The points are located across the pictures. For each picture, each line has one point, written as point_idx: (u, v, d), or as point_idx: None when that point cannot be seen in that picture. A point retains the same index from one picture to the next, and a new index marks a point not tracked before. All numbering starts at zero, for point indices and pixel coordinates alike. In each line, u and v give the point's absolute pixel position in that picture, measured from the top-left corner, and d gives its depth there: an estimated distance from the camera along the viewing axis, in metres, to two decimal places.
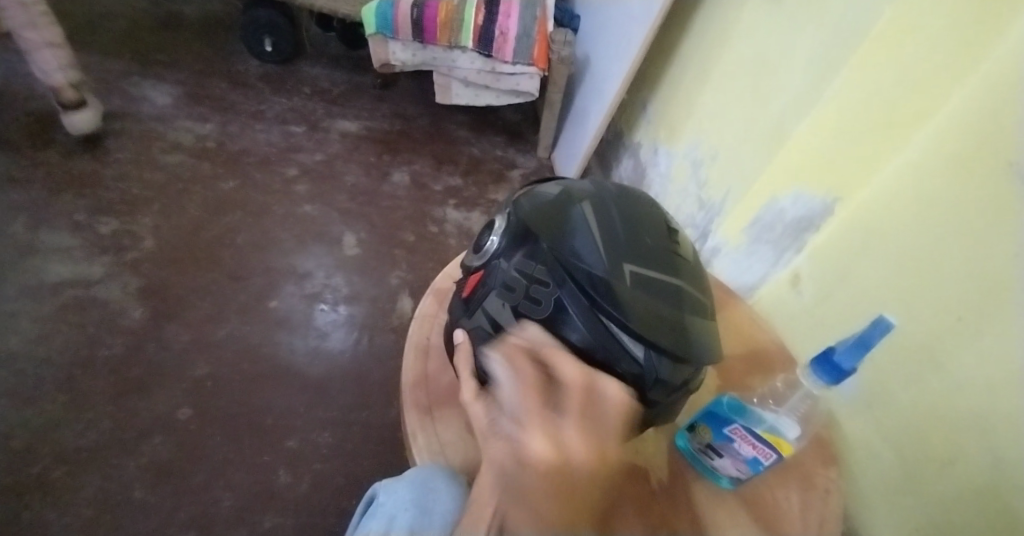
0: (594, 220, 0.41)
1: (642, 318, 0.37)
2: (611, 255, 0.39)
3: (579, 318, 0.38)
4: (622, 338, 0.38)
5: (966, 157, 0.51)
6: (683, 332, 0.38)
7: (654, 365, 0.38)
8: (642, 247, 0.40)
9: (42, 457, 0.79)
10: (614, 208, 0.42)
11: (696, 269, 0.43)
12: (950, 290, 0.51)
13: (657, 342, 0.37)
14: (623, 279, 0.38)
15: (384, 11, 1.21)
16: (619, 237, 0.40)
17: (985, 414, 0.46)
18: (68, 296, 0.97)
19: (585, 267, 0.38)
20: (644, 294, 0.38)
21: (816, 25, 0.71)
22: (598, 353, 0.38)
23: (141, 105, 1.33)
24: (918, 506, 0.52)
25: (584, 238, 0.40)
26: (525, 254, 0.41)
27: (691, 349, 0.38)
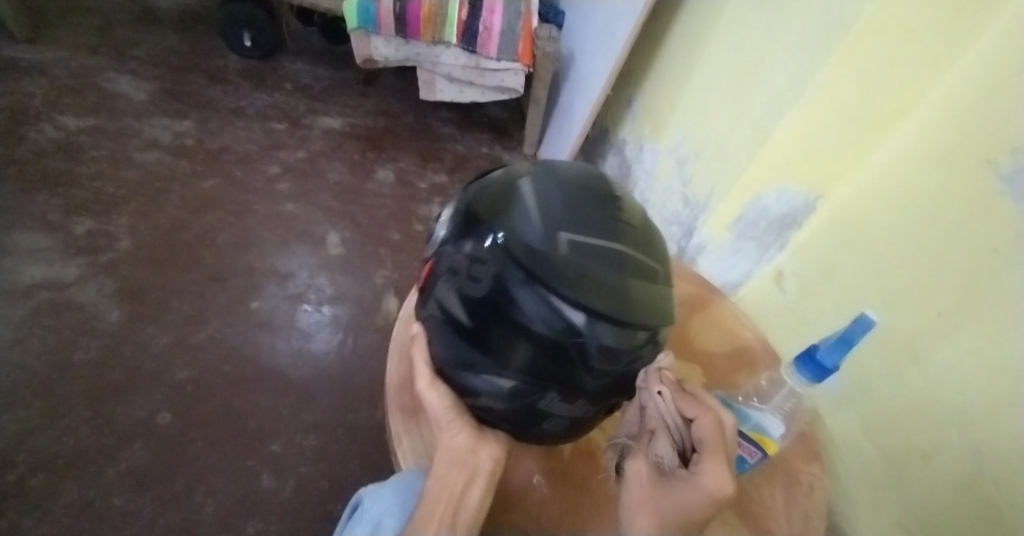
0: (531, 191, 0.36)
1: (580, 286, 0.33)
2: (545, 224, 0.34)
3: (512, 293, 0.33)
4: (563, 307, 0.33)
5: (947, 154, 0.52)
6: (627, 298, 0.34)
7: (598, 334, 0.33)
8: (580, 211, 0.35)
9: (16, 466, 0.77)
10: (555, 178, 0.38)
11: (646, 232, 0.38)
12: (932, 286, 0.52)
13: (597, 307, 0.33)
14: (559, 246, 0.33)
15: (366, 5, 1.19)
16: (554, 203, 0.35)
17: (965, 408, 0.46)
18: (41, 299, 0.94)
19: (518, 237, 0.34)
20: (583, 261, 0.33)
21: (798, 22, 0.71)
22: (536, 329, 0.33)
23: (115, 101, 1.29)
24: (901, 499, 0.53)
25: (516, 210, 0.35)
26: (463, 234, 0.37)
27: (635, 314, 0.34)
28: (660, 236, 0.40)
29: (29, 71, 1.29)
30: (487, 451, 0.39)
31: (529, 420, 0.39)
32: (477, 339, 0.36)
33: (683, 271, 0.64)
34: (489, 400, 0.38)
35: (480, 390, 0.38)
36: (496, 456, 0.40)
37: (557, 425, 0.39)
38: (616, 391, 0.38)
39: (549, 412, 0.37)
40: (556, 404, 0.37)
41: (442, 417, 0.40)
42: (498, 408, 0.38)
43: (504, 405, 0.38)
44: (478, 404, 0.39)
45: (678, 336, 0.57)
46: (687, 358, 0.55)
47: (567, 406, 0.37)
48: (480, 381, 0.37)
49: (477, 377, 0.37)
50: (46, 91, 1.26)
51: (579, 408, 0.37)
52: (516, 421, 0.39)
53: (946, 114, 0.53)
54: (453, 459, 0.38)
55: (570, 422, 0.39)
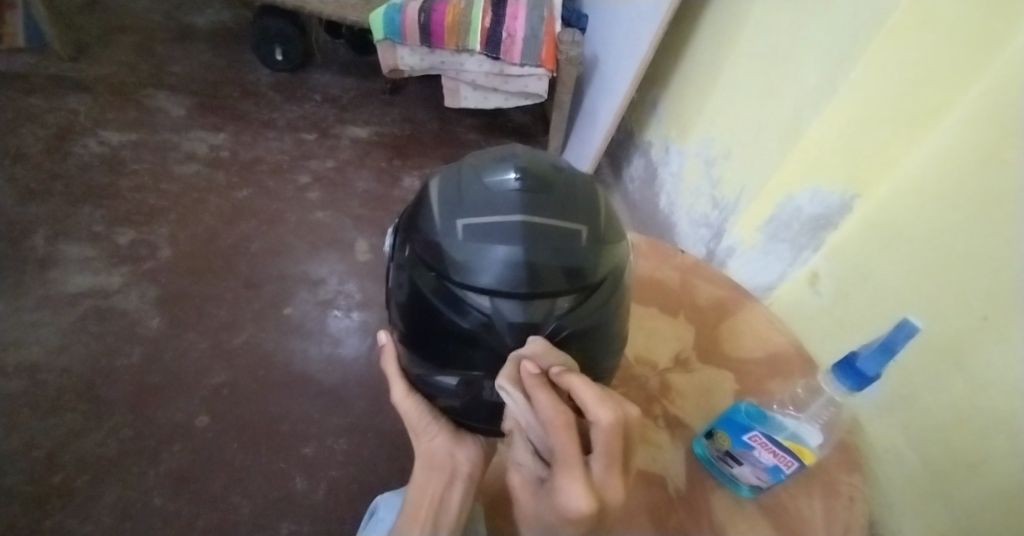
0: (436, 192, 0.39)
1: (476, 268, 0.34)
2: (444, 217, 0.36)
3: (430, 293, 0.37)
4: (468, 297, 0.35)
5: (985, 151, 0.50)
6: (527, 269, 0.33)
7: (502, 312, 0.34)
8: (476, 193, 0.36)
9: (66, 466, 0.80)
10: (462, 168, 0.39)
11: (561, 192, 0.36)
12: (973, 288, 0.49)
13: (496, 290, 0.34)
14: (454, 236, 0.35)
15: (391, 16, 1.22)
16: (454, 193, 0.37)
17: (1013, 417, 0.44)
18: (88, 306, 0.99)
19: (424, 239, 0.37)
20: (476, 244, 0.34)
21: (830, 18, 0.70)
22: (455, 319, 0.36)
23: (156, 117, 1.35)
24: (944, 510, 0.50)
25: (424, 213, 0.38)
26: (398, 250, 0.42)
27: (539, 283, 0.34)
28: (588, 195, 0.38)
29: (77, 90, 1.36)
30: (464, 455, 0.45)
31: (487, 411, 0.40)
32: (420, 341, 0.39)
33: (712, 275, 0.63)
34: (448, 400, 0.42)
35: (439, 391, 0.41)
36: (472, 459, 0.46)
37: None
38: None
39: (497, 398, 0.38)
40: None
41: (419, 425, 0.45)
42: (459, 404, 0.41)
43: (461, 400, 0.40)
44: (447, 404, 0.42)
45: (710, 341, 0.56)
46: (718, 364, 0.54)
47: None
48: (436, 382, 0.41)
49: (434, 377, 0.41)
50: (93, 109, 1.33)
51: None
52: (478, 415, 0.41)
53: (986, 106, 0.50)
54: (431, 465, 0.45)
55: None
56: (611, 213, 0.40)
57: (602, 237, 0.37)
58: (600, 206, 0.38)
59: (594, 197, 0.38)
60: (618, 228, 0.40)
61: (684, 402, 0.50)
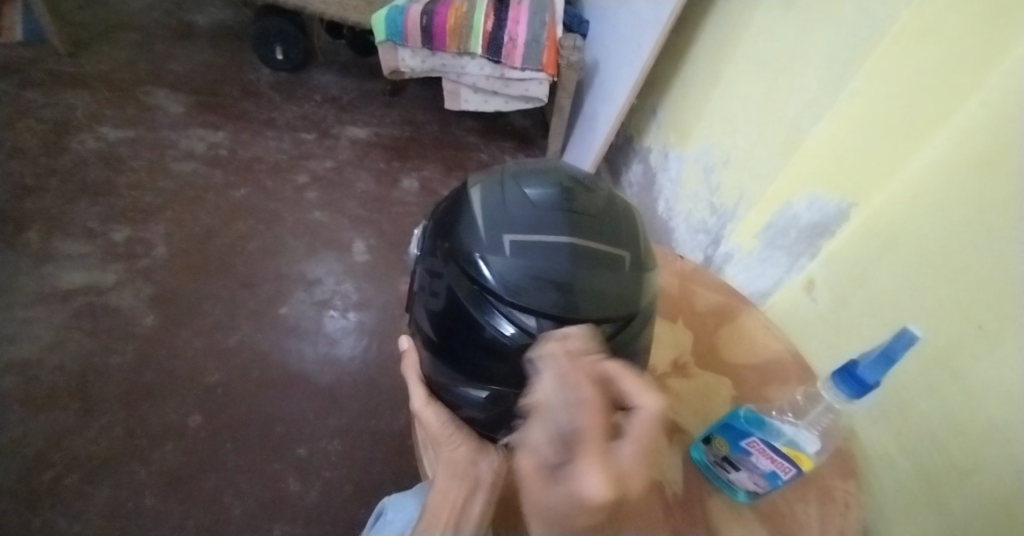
0: (478, 202, 0.40)
1: (525, 288, 0.35)
2: (489, 230, 0.37)
3: (469, 303, 0.38)
4: (511, 312, 0.36)
5: (982, 161, 0.50)
6: (574, 292, 0.35)
7: (546, 331, 0.35)
8: (525, 211, 0.37)
9: (54, 464, 0.79)
10: (504, 181, 0.41)
11: (603, 219, 0.39)
12: (968, 298, 0.50)
13: (544, 309, 0.35)
14: (502, 251, 0.36)
15: (393, 18, 1.22)
16: (501, 208, 0.38)
17: (1005, 423, 0.44)
18: (81, 302, 0.98)
19: (469, 250, 0.38)
20: (527, 262, 0.35)
21: (831, 27, 0.70)
22: (495, 333, 0.37)
23: (154, 114, 1.35)
24: (936, 517, 0.50)
25: (468, 223, 0.39)
26: (431, 253, 0.42)
27: (586, 308, 0.35)
28: (627, 222, 0.40)
29: (74, 85, 1.36)
30: (487, 462, 0.42)
31: (512, 427, 0.41)
32: (453, 350, 0.40)
33: (711, 281, 0.63)
34: (470, 411, 0.43)
35: (466, 402, 0.42)
36: (496, 467, 0.42)
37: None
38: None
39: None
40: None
41: (439, 432, 0.42)
42: (482, 416, 0.42)
43: (486, 413, 0.41)
44: (469, 415, 0.43)
45: (708, 347, 0.56)
46: (716, 369, 0.54)
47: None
48: (463, 392, 0.41)
49: (462, 389, 0.41)
50: (90, 104, 1.33)
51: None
52: (502, 429, 0.42)
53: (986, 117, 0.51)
54: (454, 472, 0.40)
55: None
56: (644, 239, 0.42)
57: (640, 265, 0.39)
58: (636, 232, 0.41)
59: (631, 224, 0.41)
60: (649, 255, 0.43)
61: (682, 407, 0.50)
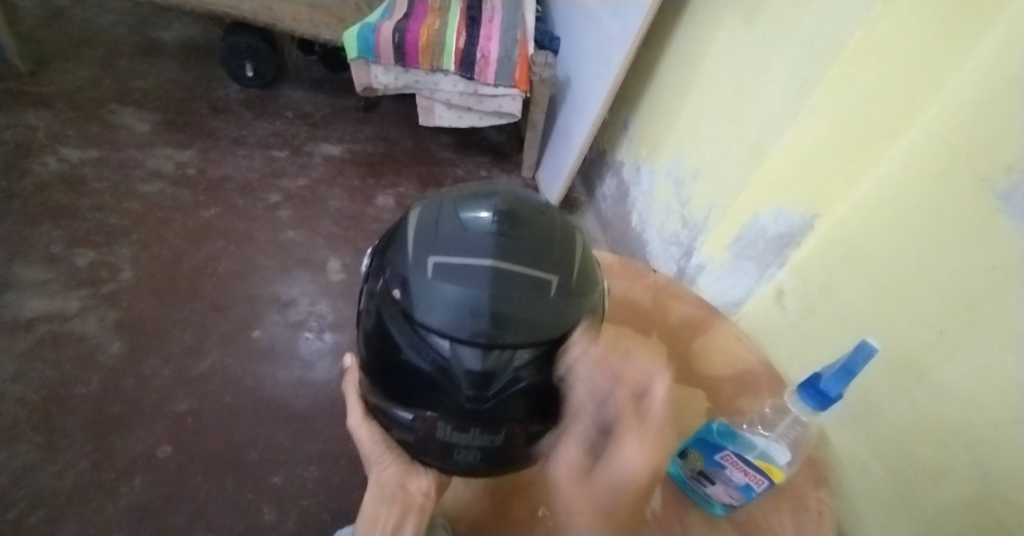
0: (414, 222, 0.37)
1: (442, 312, 0.31)
2: (416, 252, 0.34)
3: (393, 326, 0.34)
4: (431, 336, 0.32)
5: (936, 174, 0.53)
6: (491, 317, 0.31)
7: (460, 357, 0.31)
8: (454, 231, 0.34)
9: (15, 503, 0.75)
10: (444, 201, 0.38)
11: (540, 242, 0.34)
12: (929, 304, 0.52)
13: (458, 333, 0.31)
14: (423, 272, 0.33)
15: (365, 35, 1.21)
16: (431, 229, 0.35)
17: (972, 426, 0.46)
18: (42, 331, 0.94)
19: (395, 272, 0.35)
20: (443, 285, 0.32)
21: (791, 47, 0.74)
22: (412, 356, 0.33)
23: (120, 133, 1.31)
24: (911, 522, 0.52)
25: (401, 245, 0.36)
26: (371, 275, 0.39)
27: (504, 333, 0.31)
28: (565, 245, 0.36)
29: (35, 104, 1.31)
30: (417, 484, 0.40)
31: (437, 453, 0.35)
32: (381, 375, 0.36)
33: (685, 295, 0.65)
34: (402, 433, 0.37)
35: (395, 425, 0.37)
36: (426, 488, 0.40)
37: (471, 460, 0.35)
38: (517, 421, 0.34)
39: (450, 442, 0.34)
40: (452, 433, 0.34)
41: (372, 452, 0.40)
42: (412, 440, 0.36)
43: (415, 437, 0.36)
44: (401, 437, 0.37)
45: (682, 361, 0.57)
46: (690, 383, 0.55)
47: (465, 433, 0.33)
48: (392, 413, 0.37)
49: (391, 410, 0.36)
50: (51, 124, 1.28)
51: (479, 438, 0.34)
52: (431, 454, 0.36)
53: (938, 132, 0.53)
54: (382, 496, 0.39)
55: (482, 455, 0.35)
56: (588, 267, 0.38)
57: (574, 290, 0.35)
58: (575, 255, 0.36)
59: (571, 249, 0.36)
60: (592, 281, 0.38)
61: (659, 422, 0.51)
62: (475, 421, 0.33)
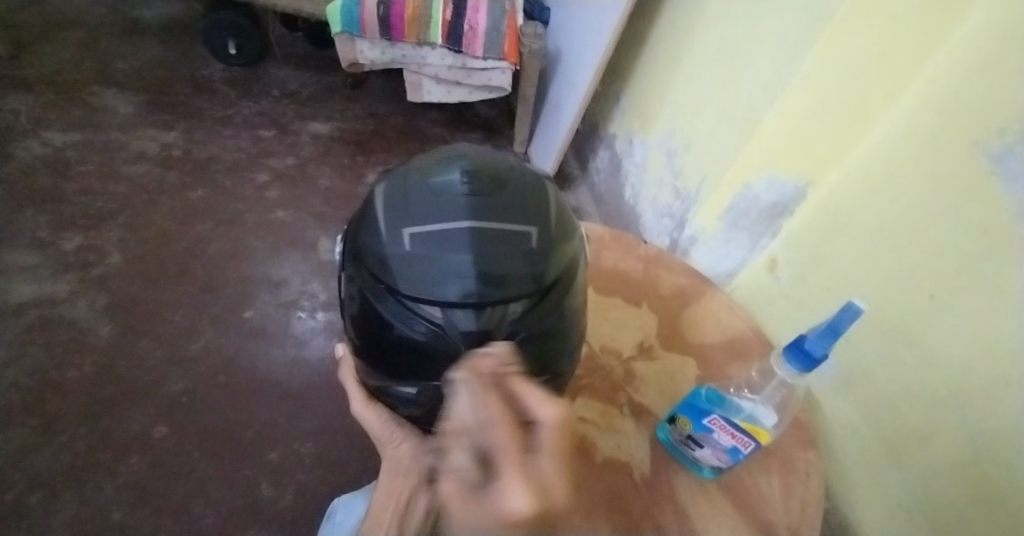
0: (381, 197, 0.36)
1: (430, 283, 0.32)
2: (389, 227, 0.34)
3: (379, 304, 0.34)
4: (419, 306, 0.33)
5: (929, 137, 0.52)
6: (478, 278, 0.31)
7: (453, 321, 0.32)
8: (424, 199, 0.33)
9: (15, 484, 0.76)
10: (408, 169, 0.37)
11: (514, 196, 0.34)
12: (920, 267, 0.52)
13: (447, 300, 0.31)
14: (401, 246, 0.32)
15: (350, 9, 1.18)
16: (400, 201, 0.34)
17: (960, 388, 0.47)
18: (33, 316, 0.94)
19: (371, 249, 0.34)
20: (425, 255, 0.32)
21: (782, 10, 0.72)
22: (405, 329, 0.33)
23: (102, 115, 1.29)
24: (900, 479, 0.53)
25: (370, 223, 0.36)
26: (346, 258, 0.39)
27: (494, 292, 0.31)
28: (540, 196, 0.36)
29: (14, 87, 1.28)
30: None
31: None
32: (376, 353, 0.37)
33: (675, 263, 0.64)
34: (411, 408, 0.39)
35: (402, 399, 0.39)
36: None
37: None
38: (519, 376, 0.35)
39: None
40: None
41: (381, 432, 0.41)
42: (422, 412, 0.38)
43: (425, 408, 0.38)
44: (412, 413, 0.40)
45: (673, 330, 0.57)
46: (681, 350, 0.55)
47: None
48: (396, 391, 0.38)
49: (396, 386, 0.38)
50: (31, 108, 1.25)
51: None
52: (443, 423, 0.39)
53: (935, 92, 0.52)
54: (395, 472, 0.40)
55: None
56: (564, 214, 0.38)
57: (554, 237, 0.35)
58: (551, 204, 0.36)
59: (544, 198, 0.36)
60: (571, 228, 0.38)
61: (648, 390, 0.51)
62: None
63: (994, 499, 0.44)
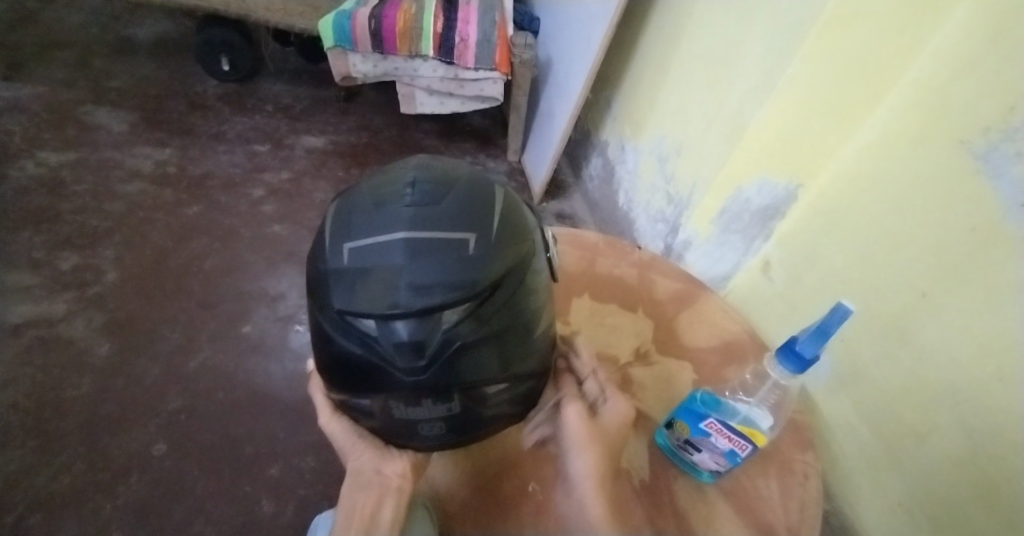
0: (332, 215, 0.36)
1: (359, 293, 0.30)
2: (333, 243, 0.33)
3: (325, 321, 0.33)
4: (350, 317, 0.31)
5: (915, 137, 0.53)
6: (406, 286, 0.29)
7: (383, 332, 0.30)
8: (366, 213, 0.32)
9: (13, 507, 0.75)
10: (360, 186, 0.36)
11: (454, 203, 0.32)
12: (912, 266, 0.53)
13: (371, 310, 0.29)
14: (340, 261, 0.31)
15: (341, 23, 1.19)
16: (347, 217, 0.34)
17: (955, 385, 0.48)
18: (29, 337, 0.93)
19: (319, 266, 0.34)
20: (359, 267, 0.30)
21: (766, 16, 0.73)
22: (346, 345, 0.32)
23: (97, 134, 1.29)
24: (900, 477, 0.54)
25: (321, 241, 0.35)
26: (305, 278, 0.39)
27: (418, 299, 0.29)
28: (486, 203, 0.34)
29: (8, 108, 1.29)
30: (393, 467, 0.39)
31: (405, 432, 0.36)
32: (330, 371, 0.36)
33: (669, 268, 0.65)
34: (368, 421, 0.38)
35: (360, 414, 0.38)
36: (402, 469, 0.40)
37: (438, 432, 0.36)
38: (467, 384, 0.33)
39: (410, 419, 0.34)
40: (407, 410, 0.34)
41: (347, 443, 0.41)
42: (378, 425, 0.37)
43: (380, 421, 0.36)
44: (370, 426, 0.38)
45: (668, 335, 0.58)
46: (677, 355, 0.56)
47: (419, 407, 0.33)
48: (352, 404, 0.37)
49: (351, 401, 0.37)
50: (25, 128, 1.26)
51: (435, 409, 0.34)
52: (399, 436, 0.37)
53: (919, 93, 0.53)
54: (357, 484, 0.39)
55: (445, 425, 0.35)
56: (512, 216, 0.36)
57: (498, 242, 0.33)
58: (497, 210, 0.35)
59: (491, 204, 0.35)
60: (522, 230, 0.36)
61: (646, 394, 0.52)
62: (420, 393, 0.32)
63: (993, 494, 0.44)
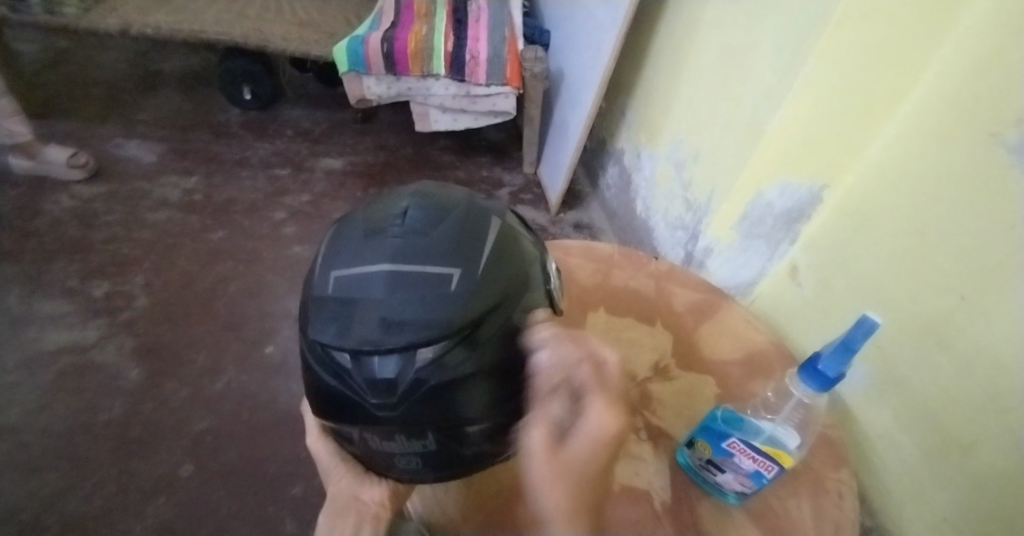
0: (327, 241, 0.37)
1: (337, 327, 0.31)
2: (322, 272, 0.34)
3: (308, 349, 0.34)
4: (329, 349, 0.32)
5: (943, 132, 0.51)
6: (380, 323, 0.30)
7: (360, 368, 0.31)
8: (354, 244, 0.34)
9: (47, 530, 0.78)
10: (357, 213, 0.37)
11: (441, 236, 0.33)
12: (945, 267, 0.50)
13: (348, 346, 0.30)
14: (325, 290, 0.33)
15: (355, 48, 1.22)
16: (337, 246, 0.35)
17: (1000, 393, 0.44)
18: (64, 363, 0.97)
19: (309, 293, 0.35)
20: (339, 299, 0.31)
21: (779, 16, 0.71)
22: (324, 375, 0.33)
23: (128, 165, 1.35)
24: (945, 492, 0.50)
25: (315, 267, 0.36)
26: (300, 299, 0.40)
27: (390, 339, 0.30)
28: (476, 236, 0.34)
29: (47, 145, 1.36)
30: (371, 493, 0.39)
31: (383, 463, 0.35)
32: (312, 396, 0.37)
33: (686, 278, 0.63)
34: (348, 446, 0.37)
35: (342, 440, 0.37)
36: (381, 496, 0.39)
37: (414, 466, 0.34)
38: (442, 424, 0.32)
39: (386, 452, 0.33)
40: (382, 442, 0.33)
41: (329, 465, 0.40)
42: (358, 452, 0.36)
43: (360, 450, 0.36)
44: (351, 450, 0.38)
45: (689, 347, 0.56)
46: (698, 368, 0.54)
47: (394, 442, 0.33)
48: (331, 428, 0.37)
49: (331, 427, 0.37)
50: None
51: (410, 445, 0.33)
52: (379, 465, 0.36)
53: (946, 86, 0.51)
54: (334, 510, 0.38)
55: (422, 461, 0.34)
56: (506, 249, 0.36)
57: (484, 277, 0.33)
58: (488, 244, 0.35)
59: (482, 238, 0.35)
60: (516, 264, 0.36)
61: (666, 412, 0.50)
62: (393, 428, 0.32)
63: None
